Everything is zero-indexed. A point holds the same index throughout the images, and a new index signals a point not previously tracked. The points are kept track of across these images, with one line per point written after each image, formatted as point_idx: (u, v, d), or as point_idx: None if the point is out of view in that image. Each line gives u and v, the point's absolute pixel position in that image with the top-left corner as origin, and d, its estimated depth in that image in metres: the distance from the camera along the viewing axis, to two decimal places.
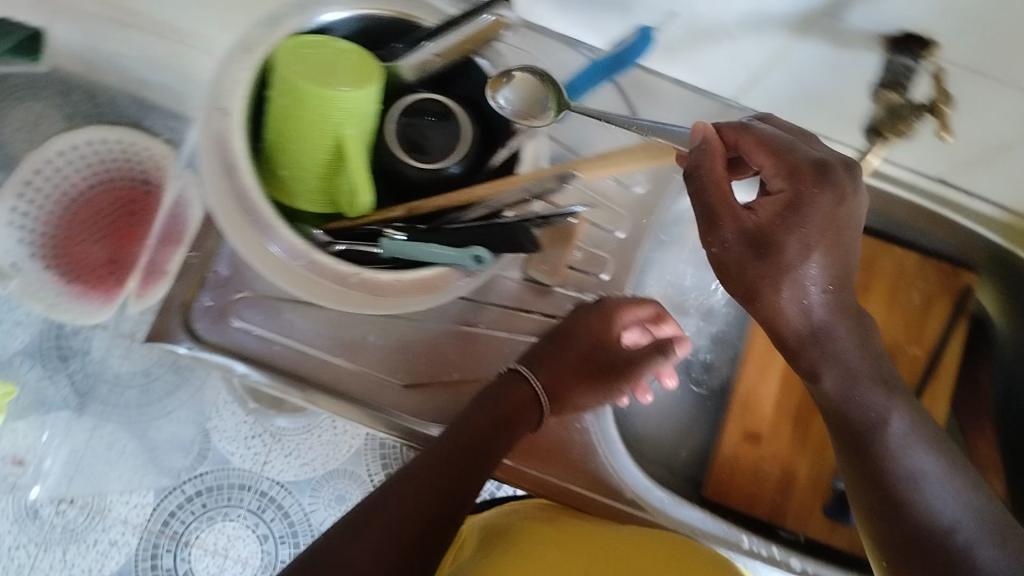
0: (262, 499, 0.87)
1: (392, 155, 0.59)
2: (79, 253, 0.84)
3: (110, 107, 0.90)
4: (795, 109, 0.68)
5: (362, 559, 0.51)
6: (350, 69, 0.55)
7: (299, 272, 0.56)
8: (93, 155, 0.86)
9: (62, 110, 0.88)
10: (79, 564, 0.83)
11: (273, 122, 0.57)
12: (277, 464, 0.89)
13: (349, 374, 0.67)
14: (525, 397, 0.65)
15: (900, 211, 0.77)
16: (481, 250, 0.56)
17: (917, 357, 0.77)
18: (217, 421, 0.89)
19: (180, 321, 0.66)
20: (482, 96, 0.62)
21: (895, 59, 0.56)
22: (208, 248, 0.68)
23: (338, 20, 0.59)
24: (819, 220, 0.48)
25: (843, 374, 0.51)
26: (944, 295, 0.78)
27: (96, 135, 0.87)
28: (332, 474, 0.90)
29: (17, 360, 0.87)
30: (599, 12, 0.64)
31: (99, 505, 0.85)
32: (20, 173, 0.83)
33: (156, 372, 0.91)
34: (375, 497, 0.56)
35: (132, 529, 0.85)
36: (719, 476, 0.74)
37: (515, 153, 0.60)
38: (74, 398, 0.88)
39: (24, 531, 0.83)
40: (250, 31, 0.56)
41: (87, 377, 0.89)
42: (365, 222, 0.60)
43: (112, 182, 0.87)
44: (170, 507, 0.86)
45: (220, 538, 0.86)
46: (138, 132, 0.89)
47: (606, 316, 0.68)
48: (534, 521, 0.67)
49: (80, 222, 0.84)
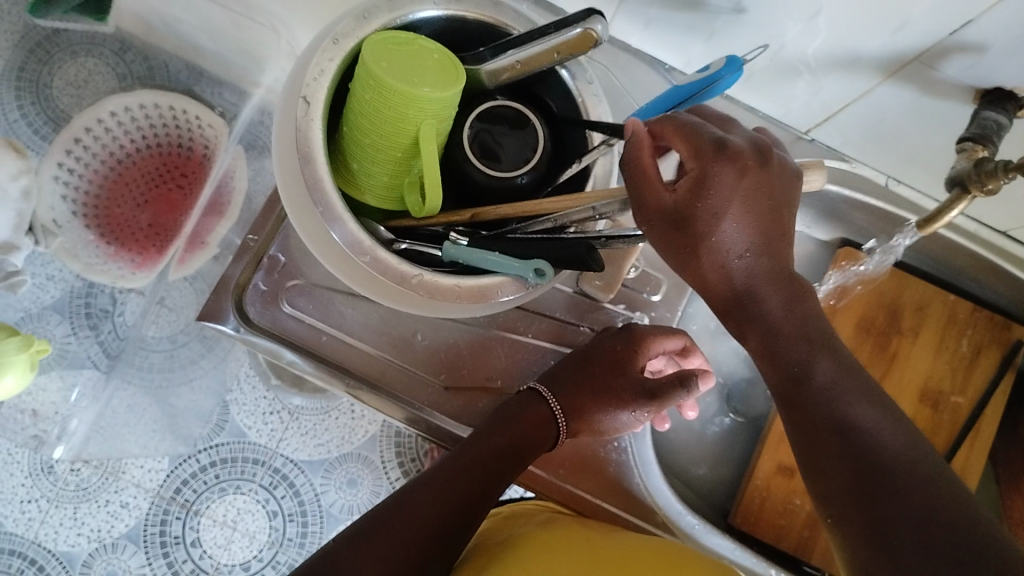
0: (274, 475, 0.95)
1: (465, 159, 0.58)
2: (121, 215, 0.87)
3: (163, 71, 0.93)
4: (868, 143, 0.69)
5: (369, 566, 0.54)
6: (435, 71, 0.54)
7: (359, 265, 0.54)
8: (145, 120, 0.86)
9: (116, 70, 0.92)
10: (89, 522, 0.91)
11: (350, 114, 0.56)
12: (291, 442, 0.97)
13: (393, 371, 0.66)
14: (541, 418, 0.64)
15: (959, 258, 0.77)
16: (543, 264, 0.54)
17: (961, 406, 0.77)
18: (237, 394, 0.97)
19: (232, 302, 0.65)
20: (560, 109, 0.62)
21: (986, 115, 0.56)
22: (266, 231, 0.67)
23: (427, 19, 0.59)
24: (725, 192, 0.47)
25: (765, 335, 0.50)
26: (993, 346, 0.77)
27: (149, 99, 0.86)
28: (344, 457, 0.97)
29: (47, 314, 0.93)
30: (686, 35, 0.64)
31: (115, 467, 0.93)
32: (70, 129, 0.84)
33: (181, 340, 0.95)
34: (387, 504, 0.59)
35: (144, 493, 0.93)
36: (749, 505, 0.73)
37: (585, 169, 0.59)
38: (103, 360, 0.94)
39: (37, 485, 0.91)
40: (341, 22, 0.55)
41: (118, 339, 0.95)
42: (429, 223, 0.58)
43: (161, 148, 0.87)
44: (183, 475, 0.94)
45: (229, 510, 0.93)
46: (190, 100, 0.87)
47: (634, 342, 0.66)
48: (535, 528, 0.64)
49: (123, 185, 0.86)
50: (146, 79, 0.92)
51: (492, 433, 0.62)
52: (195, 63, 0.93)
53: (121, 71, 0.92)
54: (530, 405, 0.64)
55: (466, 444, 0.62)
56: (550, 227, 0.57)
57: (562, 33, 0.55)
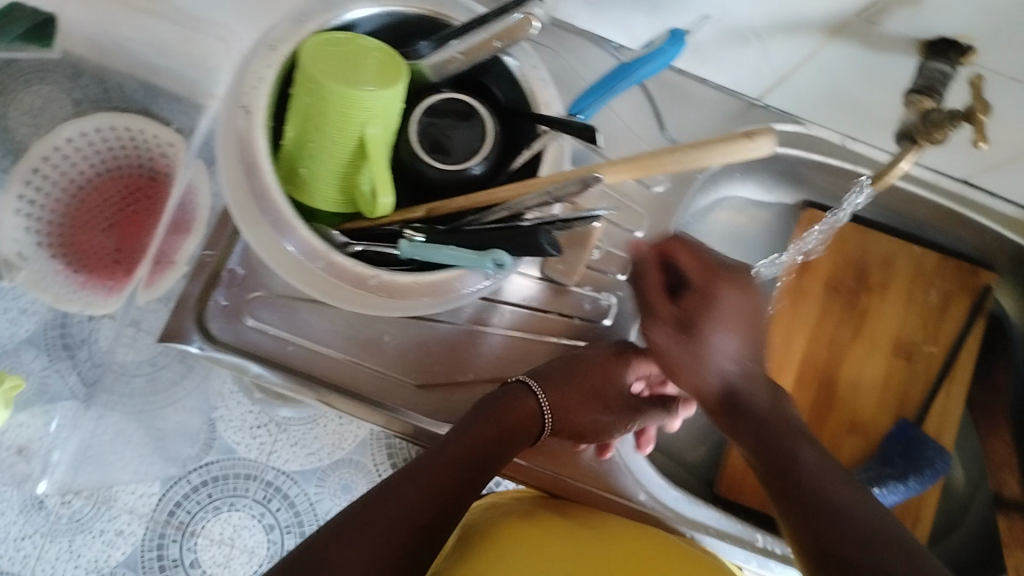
0: (268, 489, 0.90)
1: (414, 156, 0.57)
2: (87, 242, 0.85)
3: (119, 91, 0.90)
4: (821, 107, 0.69)
5: (353, 558, 0.53)
6: (378, 69, 0.53)
7: (316, 272, 0.54)
8: (100, 142, 0.85)
9: (71, 94, 0.87)
10: (85, 554, 0.85)
11: (293, 119, 0.55)
12: (283, 454, 0.92)
13: (362, 374, 0.66)
14: (529, 411, 0.64)
15: (922, 211, 0.77)
16: (501, 255, 0.54)
17: (935, 356, 0.77)
18: (223, 411, 0.92)
19: (193, 320, 0.64)
20: (508, 97, 0.61)
21: (932, 66, 0.57)
22: (221, 245, 0.66)
23: (365, 18, 0.58)
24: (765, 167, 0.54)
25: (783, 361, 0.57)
26: (963, 292, 0.78)
27: (104, 122, 0.86)
28: (337, 463, 0.93)
29: (22, 349, 0.89)
30: (630, 11, 0.64)
31: (105, 495, 0.87)
32: (27, 161, 0.82)
33: (161, 361, 0.92)
34: (369, 495, 0.57)
35: (138, 519, 0.87)
36: (732, 475, 0.74)
37: (537, 155, 0.59)
38: (82, 389, 0.90)
39: (30, 522, 0.85)
40: (278, 27, 0.55)
41: (95, 367, 0.91)
42: (384, 222, 0.57)
43: (120, 170, 0.86)
44: (176, 497, 0.88)
45: (225, 528, 0.89)
46: (148, 120, 0.89)
47: (624, 356, 0.68)
48: (513, 517, 0.64)
49: (88, 209, 0.84)
50: (102, 101, 0.88)
51: (477, 426, 0.61)
52: (148, 80, 0.91)
53: (76, 96, 0.88)
54: (517, 399, 0.64)
55: (452, 437, 0.61)
56: (505, 216, 0.57)
57: (503, 18, 0.56)
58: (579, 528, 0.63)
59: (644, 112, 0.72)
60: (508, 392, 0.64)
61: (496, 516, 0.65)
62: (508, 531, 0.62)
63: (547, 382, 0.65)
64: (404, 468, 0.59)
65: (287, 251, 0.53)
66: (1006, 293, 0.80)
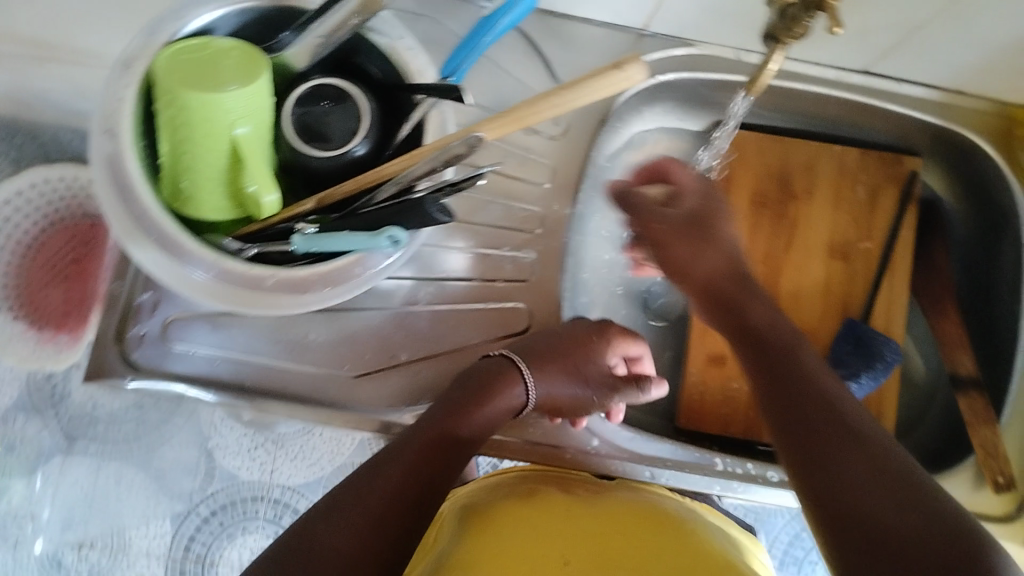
0: (276, 507, 0.82)
1: (294, 149, 0.57)
2: (43, 299, 0.87)
3: (53, 142, 0.91)
4: (701, 24, 0.70)
5: (347, 541, 0.54)
6: (233, 68, 0.52)
7: (220, 288, 0.55)
8: (38, 197, 0.89)
9: (8, 155, 0.90)
10: None
11: (161, 136, 0.54)
12: (286, 469, 0.83)
13: (294, 374, 0.66)
14: (513, 381, 0.64)
15: (833, 108, 0.77)
16: (395, 230, 0.53)
17: (870, 251, 0.78)
18: (217, 439, 0.82)
19: (117, 354, 0.65)
20: (380, 71, 0.61)
21: None
22: (130, 274, 0.66)
23: (217, 19, 0.57)
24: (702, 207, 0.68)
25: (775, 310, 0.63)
26: (889, 184, 0.78)
27: (40, 175, 0.89)
28: (342, 469, 0.83)
29: (10, 415, 0.85)
30: None
31: (119, 543, 0.80)
32: None
33: (147, 403, 0.83)
34: (350, 482, 0.57)
35: (156, 561, 0.81)
36: (690, 405, 0.76)
37: (417, 124, 0.59)
38: (63, 439, 0.83)
39: None
40: (129, 47, 0.54)
41: (73, 418, 0.84)
42: (278, 221, 0.57)
43: (63, 222, 0.89)
44: (188, 532, 0.81)
45: (243, 553, 0.82)
46: (81, 165, 0.91)
47: (605, 342, 0.69)
48: (512, 500, 0.62)
49: (38, 268, 0.87)
50: (40, 157, 0.91)
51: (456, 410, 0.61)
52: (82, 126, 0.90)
53: (13, 155, 0.90)
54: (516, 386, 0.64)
55: (427, 419, 0.61)
56: (395, 191, 0.56)
57: None
58: (587, 503, 0.61)
59: (529, 61, 0.72)
60: (500, 373, 0.64)
61: (491, 493, 0.64)
62: (503, 508, 0.61)
63: (530, 357, 0.66)
64: (384, 453, 0.59)
65: (190, 276, 0.54)
66: (934, 172, 0.82)
